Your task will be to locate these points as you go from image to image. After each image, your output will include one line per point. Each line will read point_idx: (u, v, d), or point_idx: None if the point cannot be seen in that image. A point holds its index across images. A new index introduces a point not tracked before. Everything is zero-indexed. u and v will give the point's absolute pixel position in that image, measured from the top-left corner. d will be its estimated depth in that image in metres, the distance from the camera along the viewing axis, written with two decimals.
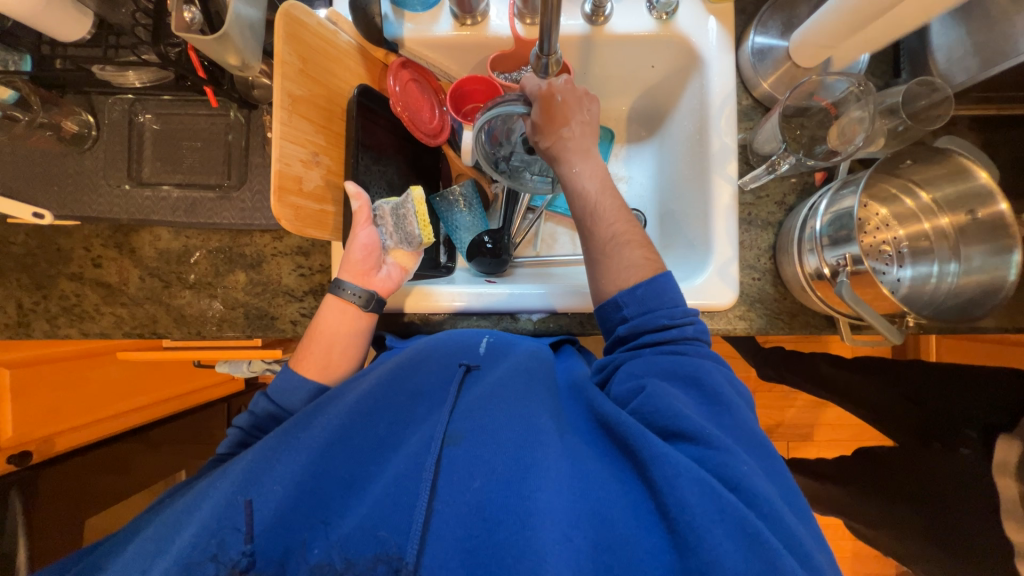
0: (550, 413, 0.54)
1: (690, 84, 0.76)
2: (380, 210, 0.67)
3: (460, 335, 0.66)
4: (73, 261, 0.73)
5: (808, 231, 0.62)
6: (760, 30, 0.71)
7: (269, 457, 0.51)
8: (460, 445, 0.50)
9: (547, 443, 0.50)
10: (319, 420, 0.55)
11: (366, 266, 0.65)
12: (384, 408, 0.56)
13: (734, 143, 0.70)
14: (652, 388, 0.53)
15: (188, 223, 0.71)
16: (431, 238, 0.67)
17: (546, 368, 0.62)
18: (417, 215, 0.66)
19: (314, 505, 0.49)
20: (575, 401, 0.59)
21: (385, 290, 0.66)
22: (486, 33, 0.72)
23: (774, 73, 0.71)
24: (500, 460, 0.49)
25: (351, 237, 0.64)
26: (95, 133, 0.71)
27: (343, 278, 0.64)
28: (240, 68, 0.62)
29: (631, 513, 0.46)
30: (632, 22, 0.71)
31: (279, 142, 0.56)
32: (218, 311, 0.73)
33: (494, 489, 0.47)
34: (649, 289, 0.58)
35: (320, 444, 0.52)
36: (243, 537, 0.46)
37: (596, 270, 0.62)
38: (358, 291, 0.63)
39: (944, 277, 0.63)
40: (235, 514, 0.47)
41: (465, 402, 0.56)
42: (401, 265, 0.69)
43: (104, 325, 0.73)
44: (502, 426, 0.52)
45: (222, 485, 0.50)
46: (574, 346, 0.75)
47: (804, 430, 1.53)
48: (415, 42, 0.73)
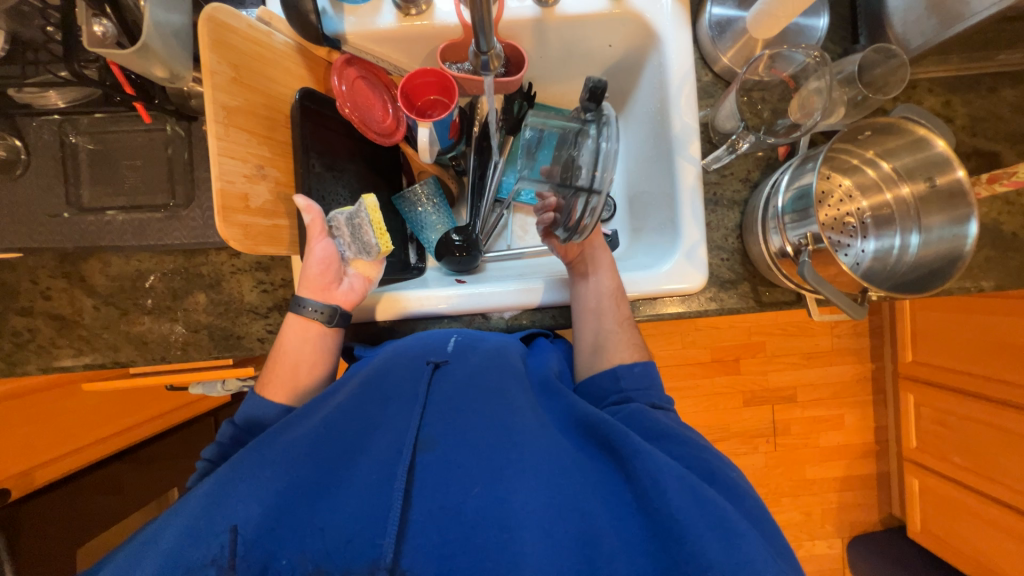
0: (525, 411, 0.55)
1: (649, 63, 0.74)
2: (335, 221, 0.64)
3: (431, 334, 0.66)
4: (21, 295, 0.70)
5: (771, 209, 0.61)
6: (716, 1, 0.68)
7: (233, 478, 0.49)
8: (432, 450, 0.50)
9: (522, 442, 0.51)
10: (287, 436, 0.53)
11: (326, 280, 0.63)
12: (353, 418, 0.55)
13: (695, 123, 0.69)
14: (638, 409, 0.56)
15: (140, 247, 0.68)
16: (389, 246, 0.65)
17: (515, 362, 0.63)
18: (372, 224, 0.63)
19: (286, 518, 0.46)
20: (549, 399, 0.59)
21: (348, 303, 0.65)
22: (433, 21, 0.69)
23: (732, 47, 0.68)
24: (475, 462, 0.49)
25: (308, 251, 0.63)
26: (25, 157, 0.67)
27: (303, 295, 0.63)
28: (170, 79, 0.59)
29: (610, 505, 0.47)
30: (584, 0, 0.68)
31: (218, 160, 0.53)
32: (181, 335, 0.71)
33: (471, 491, 0.47)
34: (643, 367, 0.61)
35: (291, 455, 0.50)
36: (221, 560, 0.43)
37: (603, 346, 0.64)
38: (320, 308, 0.63)
39: (906, 250, 0.63)
40: (202, 541, 0.44)
41: (436, 401, 0.56)
42: (365, 275, 0.68)
43: (63, 359, 0.70)
44: (485, 430, 0.52)
45: (185, 511, 0.47)
46: (550, 339, 0.74)
47: (786, 392, 1.66)
48: (358, 36, 0.69)
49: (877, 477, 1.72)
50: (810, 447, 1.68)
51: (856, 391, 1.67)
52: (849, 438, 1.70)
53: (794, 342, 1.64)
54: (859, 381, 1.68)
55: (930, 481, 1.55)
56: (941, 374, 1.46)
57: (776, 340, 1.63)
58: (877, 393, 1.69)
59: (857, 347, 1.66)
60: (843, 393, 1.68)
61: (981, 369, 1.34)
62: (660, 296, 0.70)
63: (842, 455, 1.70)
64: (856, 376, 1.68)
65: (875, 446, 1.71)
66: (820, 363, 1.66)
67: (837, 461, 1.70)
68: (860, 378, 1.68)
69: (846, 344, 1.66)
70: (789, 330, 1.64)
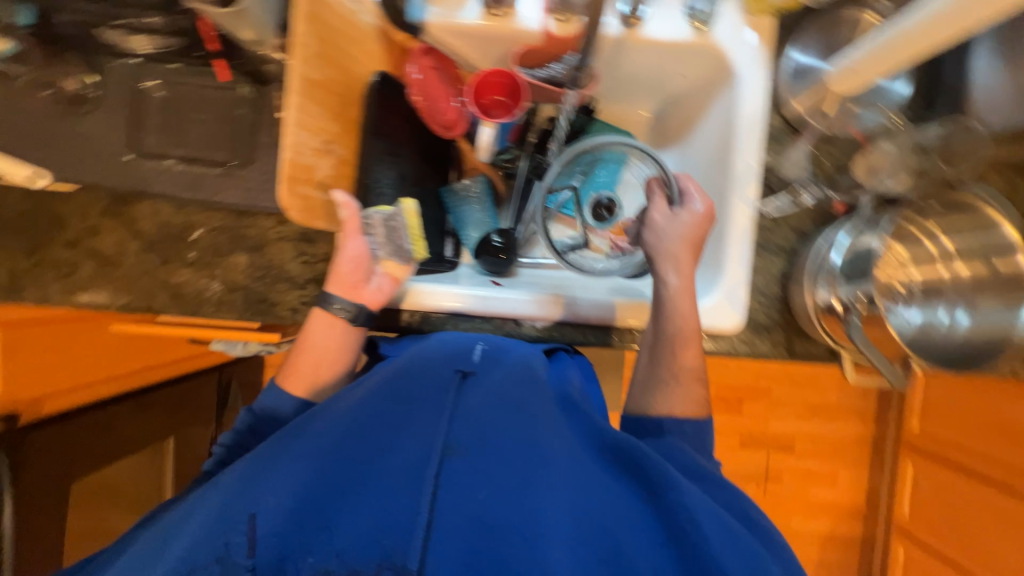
0: (556, 428, 0.54)
1: (719, 97, 0.73)
2: (371, 219, 0.64)
3: (456, 342, 0.64)
4: (69, 228, 0.71)
5: (824, 262, 0.61)
6: (800, 49, 0.69)
7: (261, 466, 0.50)
8: (460, 458, 0.50)
9: (554, 463, 0.50)
10: (312, 428, 0.53)
11: (355, 278, 0.62)
12: (379, 416, 0.54)
13: (757, 165, 0.69)
14: (673, 444, 0.58)
15: (193, 199, 0.69)
16: (423, 252, 0.67)
17: (541, 378, 0.60)
18: (409, 229, 0.66)
19: (312, 513, 0.47)
20: (575, 413, 0.58)
21: (375, 302, 0.64)
22: (515, 26, 0.69)
23: (808, 94, 0.68)
24: (505, 476, 0.49)
25: (340, 247, 0.62)
26: (96, 95, 0.68)
27: (330, 292, 0.62)
28: (255, 43, 0.60)
29: (638, 531, 0.48)
30: (668, 28, 0.69)
31: (293, 129, 0.54)
32: (217, 292, 0.71)
33: (499, 504, 0.48)
34: (695, 426, 0.61)
35: (317, 450, 0.50)
36: (247, 547, 0.45)
37: (655, 390, 0.64)
38: (346, 307, 0.62)
39: (954, 328, 0.62)
40: (232, 528, 0.46)
41: (466, 408, 0.55)
42: (393, 276, 0.65)
43: (99, 298, 0.71)
44: (516, 443, 0.51)
45: (215, 494, 0.49)
46: (569, 353, 0.75)
47: (784, 441, 1.65)
48: (440, 28, 0.69)
49: (861, 540, 1.71)
50: (799, 500, 1.67)
51: (853, 451, 1.66)
52: (839, 496, 1.69)
53: (800, 392, 1.63)
54: (858, 442, 1.67)
55: (915, 554, 1.54)
56: (942, 446, 1.45)
57: (782, 388, 1.63)
58: (874, 456, 1.68)
59: (862, 408, 1.66)
60: (840, 451, 1.67)
61: (982, 446, 1.33)
62: None
63: (829, 513, 1.69)
64: (856, 437, 1.67)
65: (864, 509, 1.70)
66: (823, 418, 1.65)
67: (823, 518, 1.69)
68: (859, 439, 1.67)
69: (852, 403, 1.65)
70: (796, 379, 1.63)
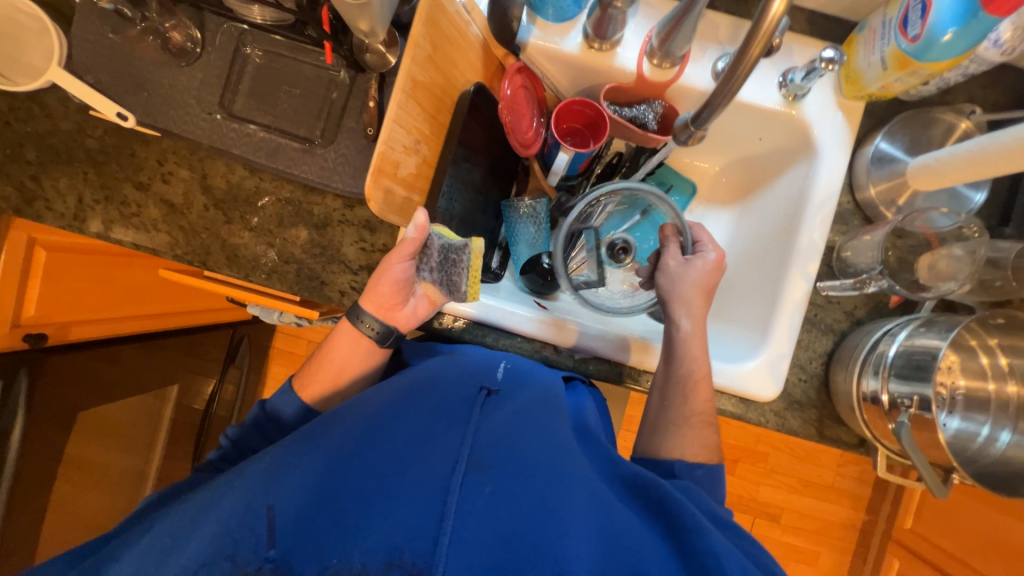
0: (573, 455, 0.56)
1: (794, 169, 0.74)
2: (430, 243, 0.64)
3: (481, 359, 0.68)
4: (143, 170, 0.72)
5: (876, 353, 0.61)
6: (886, 138, 0.68)
7: (291, 462, 0.52)
8: (484, 472, 0.50)
9: (575, 488, 0.51)
10: (340, 429, 0.56)
11: (394, 300, 0.66)
12: (404, 422, 0.56)
13: (822, 243, 0.69)
14: (692, 488, 0.57)
15: (269, 168, 0.70)
16: (475, 295, 0.65)
17: (560, 405, 0.63)
18: (469, 270, 0.63)
19: (332, 514, 0.48)
20: (593, 448, 0.60)
21: (405, 324, 0.69)
22: (612, 62, 0.70)
23: (885, 182, 0.68)
24: (527, 496, 0.49)
25: (386, 268, 0.63)
26: (198, 51, 0.70)
27: (365, 309, 0.66)
28: (367, 34, 0.61)
29: (664, 568, 0.46)
30: (759, 93, 0.69)
31: (391, 125, 0.55)
32: (271, 261, 0.72)
33: (523, 523, 0.47)
34: (706, 471, 0.61)
35: (345, 451, 0.53)
36: (266, 541, 0.46)
37: (662, 433, 0.65)
38: (377, 328, 0.66)
39: (992, 442, 0.62)
40: (255, 519, 0.47)
41: (487, 425, 0.56)
42: (429, 299, 0.70)
43: (157, 243, 0.72)
44: (537, 462, 0.52)
45: (240, 488, 0.51)
46: (585, 383, 0.76)
47: (772, 510, 1.63)
48: (538, 50, 0.71)
49: None
50: None
51: (840, 535, 1.63)
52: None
53: (797, 465, 1.61)
54: (846, 527, 1.64)
55: None
56: (923, 544, 1.42)
57: (780, 456, 1.61)
58: (860, 544, 1.65)
59: (856, 493, 1.63)
60: (827, 532, 1.64)
61: (959, 550, 1.29)
62: (725, 390, 0.69)
63: None
64: (845, 521, 1.64)
65: None
66: (815, 495, 1.62)
67: None
68: (848, 524, 1.64)
69: (847, 486, 1.63)
70: (796, 451, 1.61)
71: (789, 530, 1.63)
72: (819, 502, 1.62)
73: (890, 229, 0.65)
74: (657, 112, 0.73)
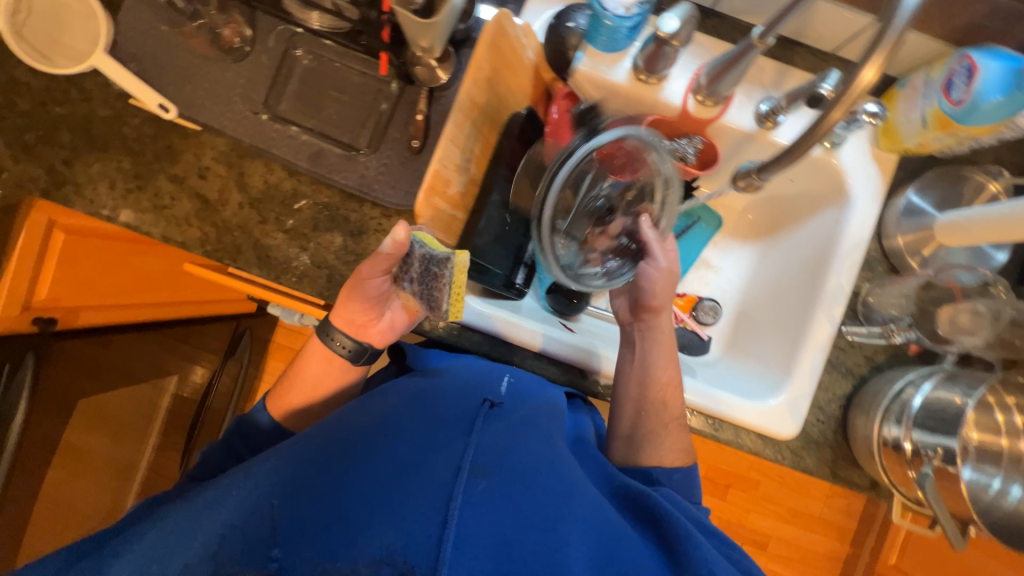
0: (572, 465, 0.56)
1: (823, 213, 0.76)
2: (412, 254, 0.59)
3: (484, 368, 0.66)
4: (179, 164, 0.71)
5: (900, 400, 0.62)
6: (918, 191, 0.70)
7: (294, 464, 0.52)
8: (488, 477, 0.50)
9: (575, 497, 0.52)
10: (343, 428, 0.54)
11: (366, 317, 0.63)
12: (405, 424, 0.54)
13: (849, 289, 0.71)
14: (673, 495, 0.60)
15: (310, 172, 0.70)
16: (457, 314, 0.64)
17: (558, 415, 0.63)
18: (452, 286, 0.61)
19: (334, 518, 0.47)
20: (586, 457, 0.61)
21: (379, 340, 0.66)
22: (658, 95, 0.71)
23: (913, 233, 0.70)
24: (530, 503, 0.49)
25: (359, 284, 0.58)
26: (247, 49, 0.69)
27: (334, 326, 0.64)
28: (425, 49, 0.62)
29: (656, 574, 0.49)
30: (799, 138, 0.71)
31: (447, 144, 0.57)
32: (302, 265, 0.71)
33: (525, 531, 0.47)
34: (683, 475, 0.64)
35: (345, 454, 0.51)
36: (270, 541, 0.47)
37: (641, 440, 0.65)
38: (349, 346, 0.64)
39: (1003, 496, 0.64)
40: (258, 521, 0.48)
41: (490, 432, 0.55)
42: (403, 310, 0.66)
43: (186, 238, 0.71)
44: (540, 470, 0.52)
45: (248, 483, 0.50)
46: (584, 403, 0.74)
47: (759, 538, 1.65)
48: (586, 77, 0.71)
49: None
50: None
51: (823, 567, 1.65)
52: None
53: (787, 495, 1.63)
54: (830, 558, 1.66)
55: None
56: None
57: (770, 485, 1.63)
58: None
59: (842, 526, 1.65)
60: (811, 562, 1.66)
61: None
62: (745, 425, 0.70)
63: None
64: (830, 553, 1.66)
65: None
66: (802, 526, 1.64)
67: None
68: (833, 556, 1.66)
69: (834, 519, 1.65)
70: (786, 481, 1.64)
71: (773, 559, 1.65)
72: (806, 532, 1.64)
73: (924, 280, 0.68)
74: (694, 150, 0.74)
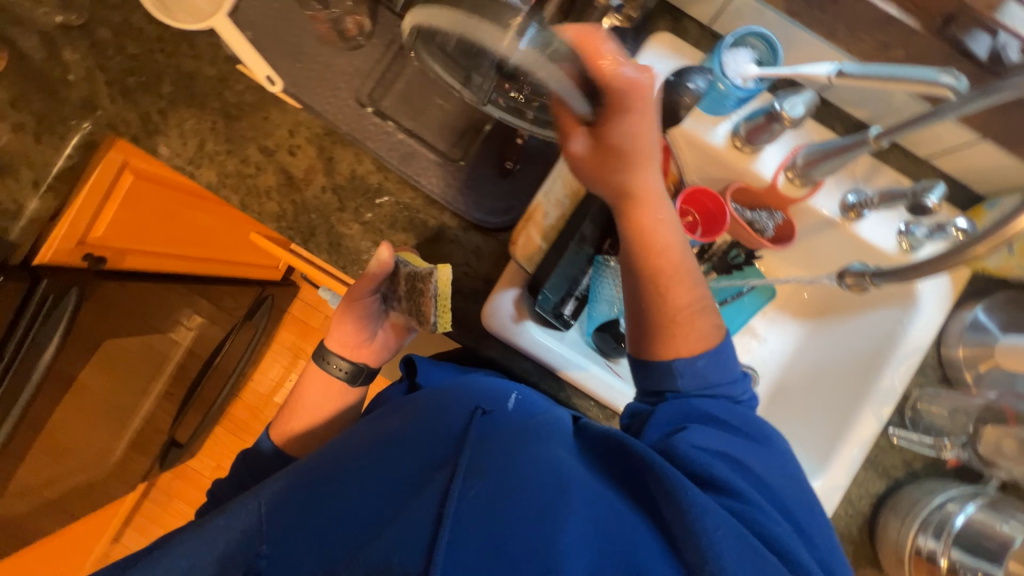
0: (568, 460, 0.51)
1: (882, 310, 0.76)
2: (398, 272, 0.67)
3: (493, 386, 0.61)
4: (272, 136, 0.72)
5: (940, 513, 0.65)
6: (985, 310, 0.71)
7: (293, 490, 0.52)
8: (477, 480, 0.47)
9: (568, 487, 0.48)
10: (350, 449, 0.55)
11: (359, 336, 0.73)
12: (406, 442, 0.54)
13: (899, 391, 0.72)
14: (692, 430, 0.54)
15: (399, 170, 0.70)
16: (446, 326, 0.65)
17: (550, 419, 0.58)
18: (439, 301, 0.63)
19: (336, 538, 0.46)
20: (591, 448, 0.56)
21: (373, 360, 0.76)
22: (751, 165, 0.72)
23: (974, 349, 0.71)
24: (519, 503, 0.46)
25: (351, 305, 0.69)
26: (361, 42, 0.70)
27: (330, 351, 0.74)
28: None
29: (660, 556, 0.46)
30: (878, 234, 0.73)
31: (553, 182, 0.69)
32: (372, 258, 0.71)
33: (513, 524, 0.44)
34: (708, 361, 0.58)
35: (345, 474, 0.52)
36: (265, 539, 0.49)
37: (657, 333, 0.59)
38: (345, 369, 0.73)
39: None
40: (260, 539, 0.49)
41: (485, 445, 0.51)
42: (393, 331, 0.76)
43: (264, 211, 0.71)
44: (530, 470, 0.49)
45: (258, 499, 0.53)
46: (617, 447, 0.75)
47: None
48: (685, 134, 0.72)
49: None
50: None
51: None
52: None
53: None
54: None
55: None
56: None
57: None
58: None
59: None
60: None
61: None
62: None
63: None
64: None
65: None
66: None
67: None
68: None
69: None
70: None
71: None
72: None
73: (983, 404, 0.69)
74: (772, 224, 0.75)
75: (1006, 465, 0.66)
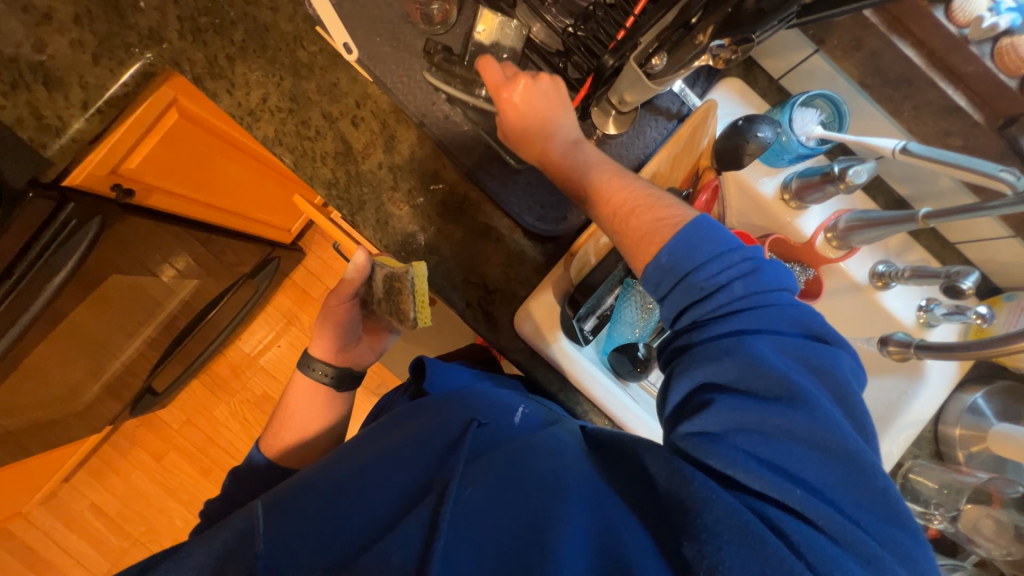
0: (569, 465, 0.52)
1: (886, 377, 0.79)
2: (376, 275, 0.68)
3: (497, 397, 0.63)
4: (337, 104, 0.71)
5: None
6: (985, 396, 0.75)
7: (287, 497, 0.50)
8: (477, 486, 0.48)
9: (568, 489, 0.48)
10: (349, 457, 0.55)
11: (340, 342, 0.72)
12: (404, 451, 0.53)
13: (895, 457, 0.75)
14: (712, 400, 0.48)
15: (459, 162, 0.71)
16: (424, 320, 0.66)
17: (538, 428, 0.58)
18: (416, 296, 0.64)
19: (334, 550, 0.45)
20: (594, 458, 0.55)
21: (356, 364, 0.76)
22: (794, 220, 0.75)
23: (970, 430, 0.75)
24: (519, 507, 0.46)
25: (330, 311, 0.70)
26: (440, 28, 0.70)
27: (313, 358, 0.73)
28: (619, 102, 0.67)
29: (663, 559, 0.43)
30: (900, 305, 0.76)
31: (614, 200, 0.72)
32: (417, 242, 0.71)
33: (514, 526, 0.45)
34: (670, 255, 0.53)
35: (342, 483, 0.51)
36: (259, 539, 0.46)
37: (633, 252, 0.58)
38: (330, 374, 0.73)
39: None
40: (251, 544, 0.46)
41: (482, 456, 0.52)
42: (372, 336, 0.77)
43: (316, 176, 0.71)
44: (531, 474, 0.49)
45: (256, 502, 0.51)
46: None
47: None
48: (736, 179, 0.75)
49: None
50: None
51: None
52: None
53: None
54: None
55: None
56: None
57: None
58: None
59: None
60: None
61: None
62: None
63: None
64: None
65: None
66: None
67: None
68: None
69: None
70: None
71: None
72: None
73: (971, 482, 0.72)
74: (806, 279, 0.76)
75: (984, 544, 0.68)
